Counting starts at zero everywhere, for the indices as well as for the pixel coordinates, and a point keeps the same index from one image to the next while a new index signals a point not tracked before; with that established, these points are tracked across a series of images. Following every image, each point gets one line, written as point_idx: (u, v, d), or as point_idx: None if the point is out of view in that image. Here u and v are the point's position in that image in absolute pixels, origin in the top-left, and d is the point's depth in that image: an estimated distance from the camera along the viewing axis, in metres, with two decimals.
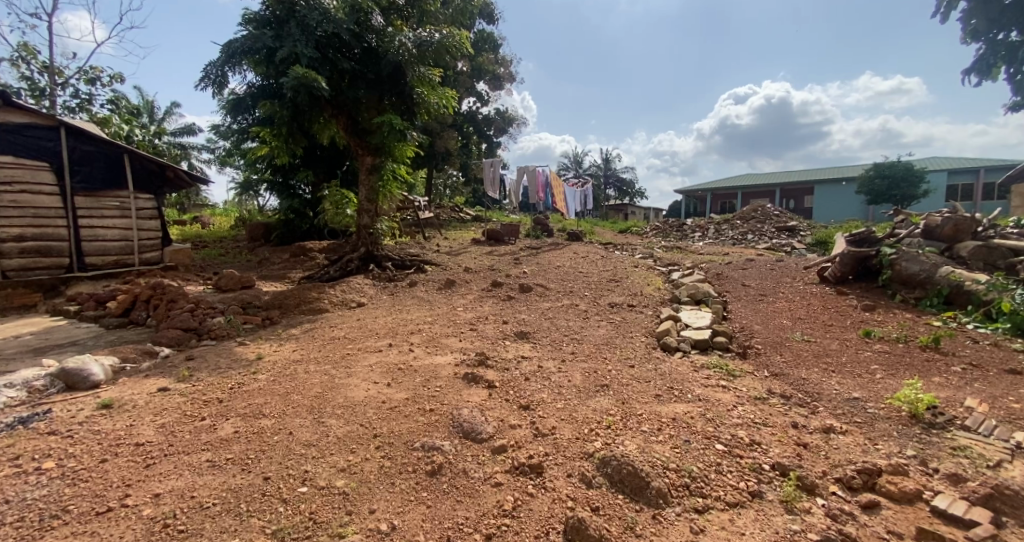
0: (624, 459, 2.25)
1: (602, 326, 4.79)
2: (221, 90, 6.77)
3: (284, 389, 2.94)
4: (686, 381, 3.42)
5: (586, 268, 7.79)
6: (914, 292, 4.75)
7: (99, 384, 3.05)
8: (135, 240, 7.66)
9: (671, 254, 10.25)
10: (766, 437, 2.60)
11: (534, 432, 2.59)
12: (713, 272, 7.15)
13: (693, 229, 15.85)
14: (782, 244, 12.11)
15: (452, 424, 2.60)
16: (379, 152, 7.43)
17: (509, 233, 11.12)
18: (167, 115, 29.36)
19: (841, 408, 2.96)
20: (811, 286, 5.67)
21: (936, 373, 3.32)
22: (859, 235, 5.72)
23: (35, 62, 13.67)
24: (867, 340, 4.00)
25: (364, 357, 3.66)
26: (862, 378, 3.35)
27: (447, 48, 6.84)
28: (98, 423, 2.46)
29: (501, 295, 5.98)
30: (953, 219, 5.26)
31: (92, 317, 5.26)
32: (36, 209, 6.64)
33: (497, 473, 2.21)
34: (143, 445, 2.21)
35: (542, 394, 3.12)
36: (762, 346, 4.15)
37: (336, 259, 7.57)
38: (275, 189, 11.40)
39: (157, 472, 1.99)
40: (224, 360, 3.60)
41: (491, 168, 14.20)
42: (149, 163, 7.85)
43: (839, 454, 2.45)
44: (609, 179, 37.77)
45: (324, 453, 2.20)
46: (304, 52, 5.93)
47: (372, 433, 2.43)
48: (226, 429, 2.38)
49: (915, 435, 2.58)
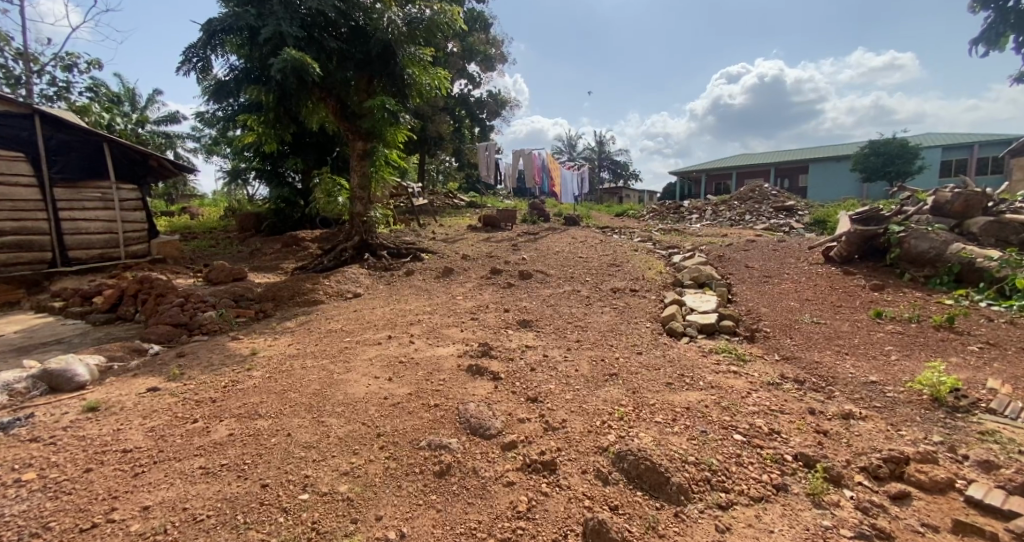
0: (641, 454, 2.15)
1: (606, 313, 4.68)
2: (204, 74, 6.47)
3: (282, 386, 2.81)
4: (696, 368, 3.31)
5: (586, 253, 7.65)
6: (923, 270, 4.66)
7: (85, 385, 2.90)
8: (120, 232, 7.43)
9: (669, 237, 10.10)
10: (784, 425, 2.50)
11: (545, 425, 2.48)
12: (714, 254, 7.04)
13: (691, 211, 15.71)
14: (781, 224, 12.03)
15: (459, 420, 2.48)
16: (371, 137, 7.20)
17: (506, 219, 10.91)
18: (148, 104, 28.58)
19: (859, 393, 2.87)
20: (816, 266, 5.58)
21: (953, 353, 3.26)
22: (864, 213, 5.61)
23: (8, 49, 13.17)
24: (878, 321, 3.93)
25: (363, 351, 3.52)
26: (878, 360, 3.27)
27: (438, 25, 6.68)
28: (84, 428, 2.31)
29: (500, 283, 5.85)
30: (963, 194, 5.18)
31: (78, 313, 5.08)
32: (14, 202, 6.35)
33: (509, 471, 2.10)
34: (131, 451, 2.06)
35: (549, 384, 3.01)
36: (771, 329, 4.05)
37: (330, 249, 7.38)
38: (264, 177, 11.10)
39: (147, 481, 1.85)
40: (217, 357, 3.45)
41: (485, 152, 13.91)
42: (132, 152, 7.58)
43: (862, 441, 2.36)
44: (602, 162, 37.34)
45: (325, 456, 2.07)
46: (288, 31, 5.65)
47: (375, 432, 2.31)
48: (219, 432, 2.23)
49: (939, 419, 2.50)
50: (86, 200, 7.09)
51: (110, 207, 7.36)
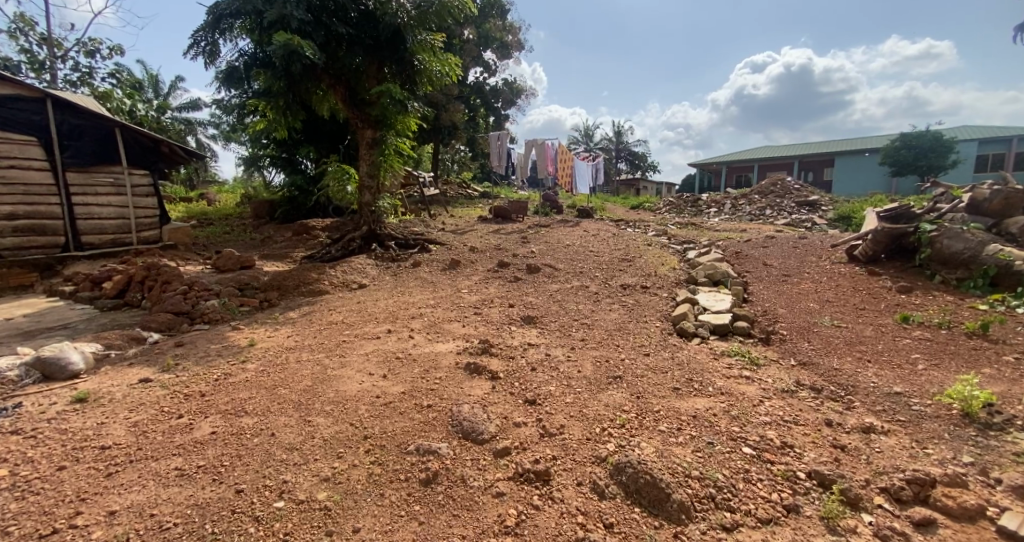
0: (641, 467, 2.00)
1: (614, 310, 4.52)
2: (212, 59, 6.42)
3: (273, 382, 2.73)
4: (706, 372, 3.13)
5: (597, 247, 7.45)
6: (955, 272, 4.37)
7: (78, 374, 2.88)
8: (131, 218, 7.51)
9: (685, 231, 9.80)
10: (798, 438, 2.33)
11: (541, 431, 2.35)
12: (731, 251, 6.79)
13: (708, 205, 15.28)
14: (803, 219, 11.64)
15: (452, 423, 2.37)
16: (380, 125, 7.10)
17: (517, 210, 10.75)
18: (170, 90, 29.13)
19: (881, 404, 2.67)
20: (839, 265, 5.31)
21: (987, 364, 3.02)
22: (893, 211, 5.31)
23: (33, 33, 13.40)
24: (905, 326, 3.69)
25: (360, 345, 3.43)
26: (903, 369, 3.05)
27: (449, 9, 6.47)
28: (68, 420, 2.27)
29: (507, 276, 5.71)
30: (1003, 191, 4.85)
31: (87, 298, 5.11)
32: (27, 186, 6.45)
33: (499, 481, 1.98)
34: (109, 448, 2.00)
35: (549, 386, 2.88)
36: (788, 332, 3.84)
37: (338, 238, 7.33)
38: (279, 164, 11.13)
39: (119, 483, 1.78)
40: (214, 347, 3.40)
41: (498, 141, 13.73)
42: (143, 138, 7.62)
43: (884, 459, 2.17)
44: (620, 153, 36.68)
45: (307, 459, 1.98)
46: (294, 14, 5.55)
47: (362, 434, 2.21)
48: (202, 430, 2.16)
49: (970, 438, 2.30)
50: (99, 185, 7.16)
51: (122, 192, 7.43)
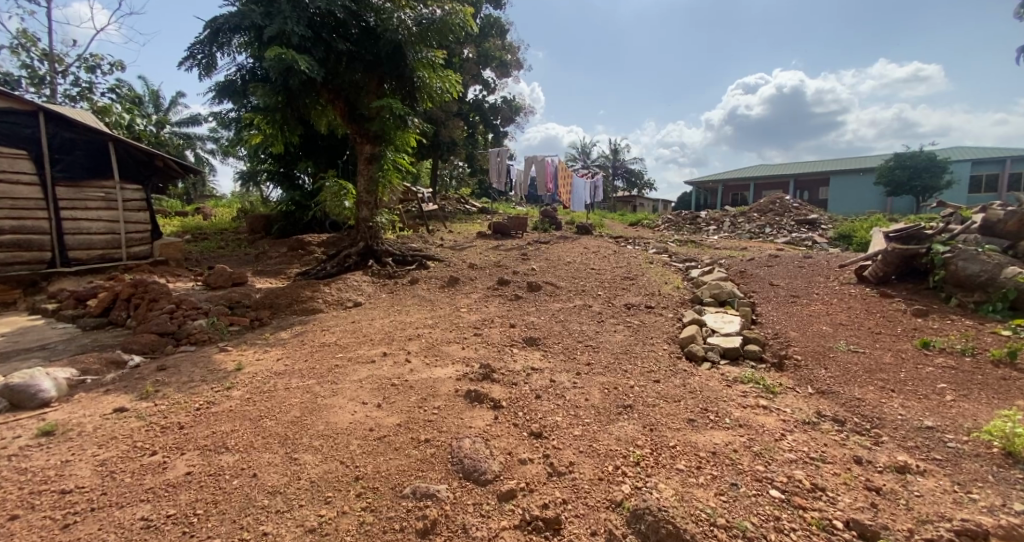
0: (662, 515, 1.81)
1: (619, 332, 4.33)
2: (209, 72, 6.32)
3: (258, 412, 2.53)
4: (721, 400, 2.95)
5: (598, 264, 7.28)
6: (972, 295, 4.25)
7: (49, 403, 2.67)
8: (122, 232, 7.33)
9: (687, 249, 9.69)
10: (829, 479, 2.14)
11: (549, 470, 2.16)
12: (735, 269, 6.63)
13: (708, 223, 15.21)
14: (803, 238, 11.57)
15: (451, 461, 2.16)
16: (379, 140, 7.01)
17: (517, 226, 10.63)
18: (171, 106, 29.33)
19: (913, 440, 2.49)
20: (848, 286, 5.17)
21: (1019, 396, 2.86)
22: (902, 231, 5.22)
23: (34, 49, 13.38)
24: (926, 352, 3.55)
25: (353, 371, 3.22)
26: (930, 400, 2.88)
27: (450, 26, 6.44)
28: (30, 457, 2.06)
29: (507, 295, 5.54)
30: (1016, 213, 4.74)
31: (69, 316, 4.89)
32: (13, 200, 6.27)
33: (504, 531, 1.78)
34: (69, 493, 1.80)
35: (556, 417, 2.68)
36: (803, 357, 3.66)
37: (335, 254, 7.17)
38: (277, 179, 11.01)
39: (75, 537, 1.59)
40: (199, 372, 3.19)
41: (497, 157, 13.65)
42: (137, 152, 7.49)
43: (924, 504, 1.98)
44: (618, 170, 36.91)
45: (291, 506, 1.78)
46: (294, 30, 5.44)
47: (354, 474, 2.01)
48: (177, 470, 1.96)
49: (1016, 480, 2.12)
50: (89, 199, 7.00)
51: (112, 206, 7.26)
